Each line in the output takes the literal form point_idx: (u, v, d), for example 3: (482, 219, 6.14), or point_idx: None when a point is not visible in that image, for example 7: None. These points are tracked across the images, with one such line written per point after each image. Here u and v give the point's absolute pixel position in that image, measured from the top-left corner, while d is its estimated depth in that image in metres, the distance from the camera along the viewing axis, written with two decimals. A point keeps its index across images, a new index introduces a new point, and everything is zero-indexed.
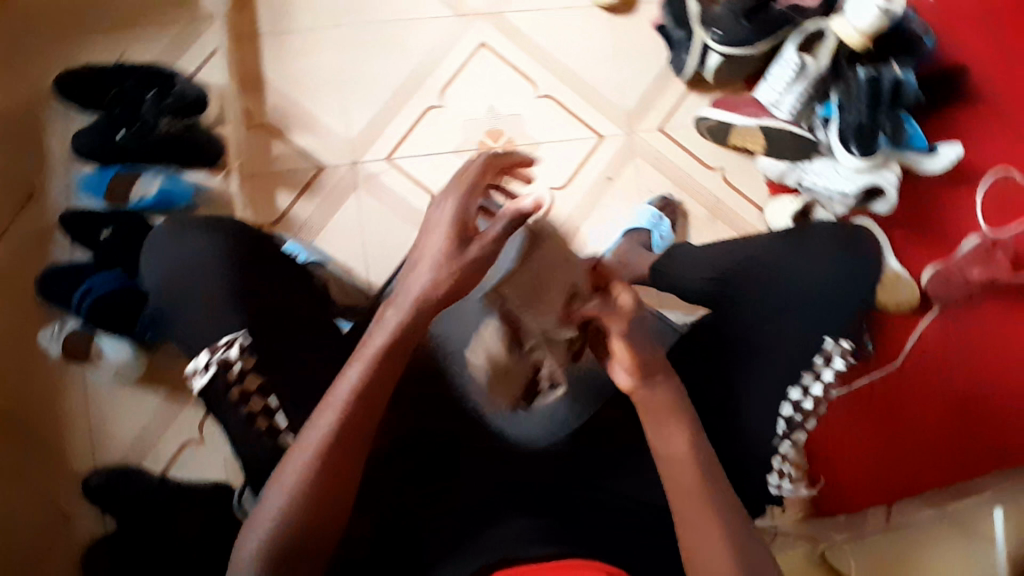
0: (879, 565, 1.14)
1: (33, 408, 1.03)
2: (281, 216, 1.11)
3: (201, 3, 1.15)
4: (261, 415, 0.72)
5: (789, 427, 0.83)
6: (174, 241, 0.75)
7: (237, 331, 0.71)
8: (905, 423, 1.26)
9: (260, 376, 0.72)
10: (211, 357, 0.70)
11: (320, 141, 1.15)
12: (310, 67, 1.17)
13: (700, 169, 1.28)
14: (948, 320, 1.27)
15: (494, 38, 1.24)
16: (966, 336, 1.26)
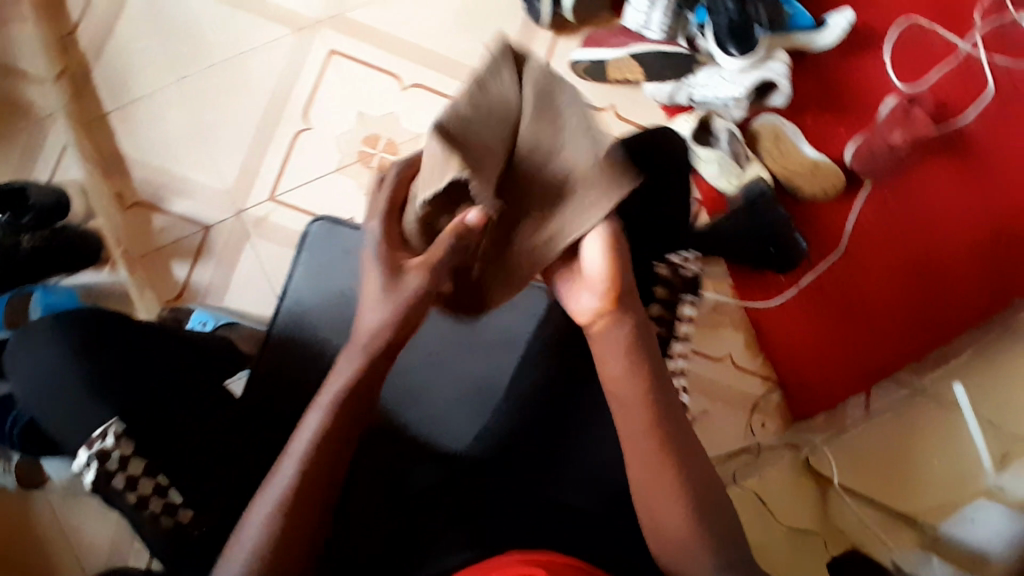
0: (868, 458, 1.10)
1: (8, 542, 1.06)
2: (182, 288, 1.10)
3: (36, 104, 1.13)
4: (154, 497, 0.65)
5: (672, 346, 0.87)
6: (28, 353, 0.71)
7: (109, 421, 0.65)
8: (864, 306, 1.24)
9: (145, 458, 0.66)
10: (86, 452, 0.63)
11: (197, 203, 1.13)
12: (166, 133, 1.14)
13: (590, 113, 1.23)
14: (880, 194, 1.23)
15: (342, 43, 1.19)
16: (902, 204, 1.23)
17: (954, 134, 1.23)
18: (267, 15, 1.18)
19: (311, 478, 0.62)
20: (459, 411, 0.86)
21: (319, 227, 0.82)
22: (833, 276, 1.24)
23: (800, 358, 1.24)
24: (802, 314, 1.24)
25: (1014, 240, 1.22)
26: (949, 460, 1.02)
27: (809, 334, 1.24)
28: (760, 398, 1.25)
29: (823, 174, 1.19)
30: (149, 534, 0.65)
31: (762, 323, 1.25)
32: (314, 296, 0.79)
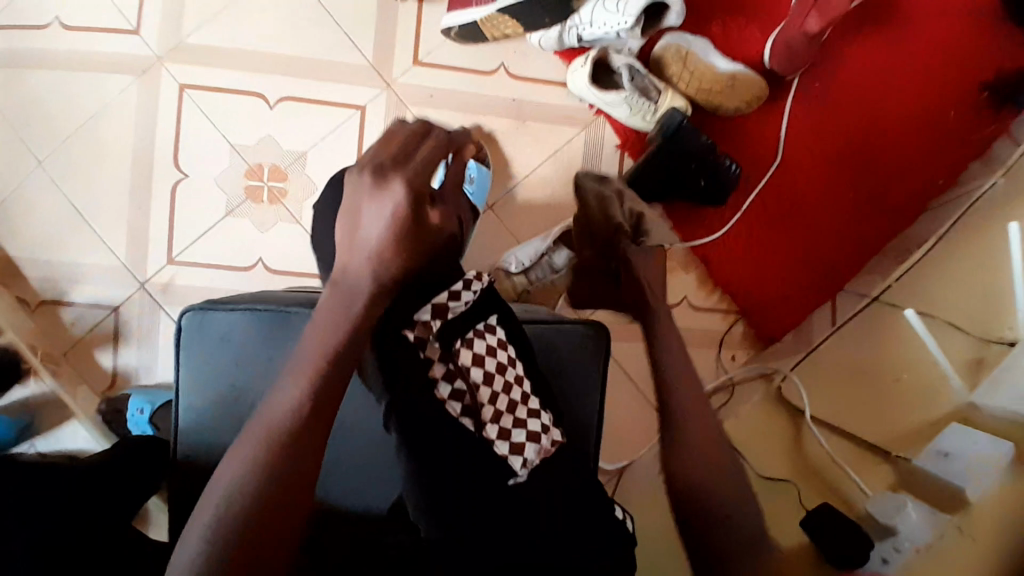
0: (832, 382, 1.05)
1: None
2: (113, 375, 1.09)
3: None
4: None
5: (468, 395, 0.66)
6: None
7: None
8: (811, 211, 1.18)
9: None
10: None
11: (98, 286, 1.09)
12: (44, 222, 1.08)
13: (481, 80, 1.14)
14: (805, 90, 1.17)
15: (192, 73, 1.09)
16: (830, 94, 1.18)
17: (860, 13, 1.18)
18: (107, 66, 1.08)
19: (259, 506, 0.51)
20: (379, 470, 0.75)
21: (189, 320, 0.77)
22: (771, 187, 1.18)
23: (757, 283, 1.18)
24: (751, 237, 1.18)
25: (947, 105, 1.17)
26: (923, 382, 0.92)
27: (763, 256, 1.18)
28: (722, 334, 1.19)
29: (740, 86, 1.10)
30: None
31: (709, 259, 1.18)
32: (201, 388, 0.77)
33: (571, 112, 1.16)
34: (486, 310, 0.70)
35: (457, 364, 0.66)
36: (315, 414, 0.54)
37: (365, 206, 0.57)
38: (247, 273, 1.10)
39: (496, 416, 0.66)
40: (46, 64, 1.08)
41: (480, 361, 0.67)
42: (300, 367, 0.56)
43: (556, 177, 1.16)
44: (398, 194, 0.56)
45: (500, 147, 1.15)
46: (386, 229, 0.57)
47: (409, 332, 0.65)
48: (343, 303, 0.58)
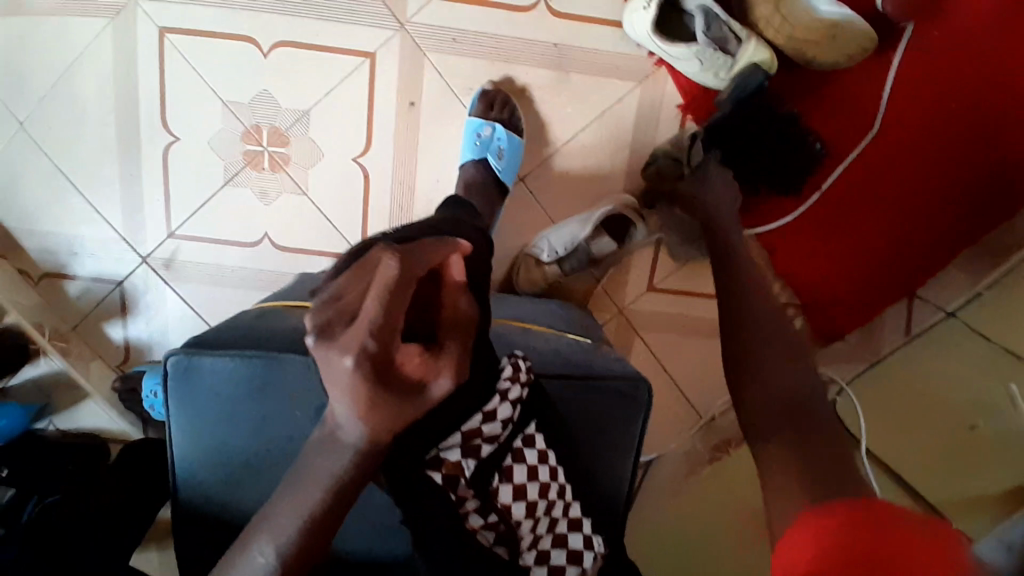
0: (901, 416, 0.91)
1: None
2: (126, 350, 1.05)
3: None
4: None
5: (504, 524, 0.61)
6: None
7: None
8: (911, 193, 0.96)
9: None
10: None
11: (98, 259, 1.01)
12: (31, 189, 0.98)
13: (515, 19, 0.92)
14: (930, 35, 0.89)
15: (169, 13, 0.91)
16: (964, 40, 0.89)
17: None
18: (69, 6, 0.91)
19: None
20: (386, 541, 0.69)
21: (175, 365, 0.69)
22: (870, 158, 0.95)
23: (829, 275, 1.01)
24: (828, 221, 0.98)
25: None
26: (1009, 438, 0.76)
27: (841, 244, 0.99)
28: None
29: (846, 37, 0.83)
30: None
31: (778, 245, 1.00)
32: (193, 428, 0.71)
33: (626, 60, 0.93)
34: (526, 420, 0.64)
35: (492, 498, 0.61)
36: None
37: (321, 373, 0.44)
38: (252, 248, 1.01)
39: (535, 541, 0.63)
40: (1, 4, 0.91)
41: (520, 488, 0.61)
42: (276, 528, 0.49)
43: (603, 144, 0.97)
44: (354, 357, 0.42)
45: (536, 106, 0.95)
46: (355, 396, 0.44)
47: (434, 473, 0.58)
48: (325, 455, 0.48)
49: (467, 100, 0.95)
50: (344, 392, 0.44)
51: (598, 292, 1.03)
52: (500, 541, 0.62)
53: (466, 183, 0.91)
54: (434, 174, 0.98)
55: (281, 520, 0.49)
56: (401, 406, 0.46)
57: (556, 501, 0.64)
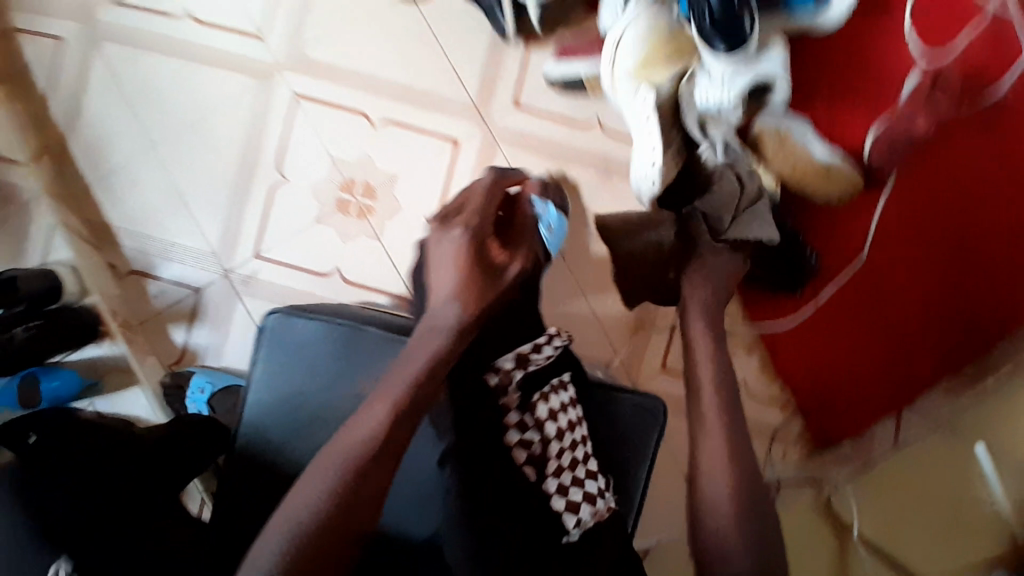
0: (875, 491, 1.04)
1: None
2: (183, 351, 1.15)
3: (13, 189, 1.14)
4: None
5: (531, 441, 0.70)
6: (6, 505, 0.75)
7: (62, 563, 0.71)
8: (894, 315, 1.10)
9: None
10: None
11: (185, 265, 1.16)
12: (147, 200, 1.16)
13: (574, 131, 1.16)
14: (907, 187, 1.09)
15: (308, 86, 1.16)
16: (938, 194, 1.08)
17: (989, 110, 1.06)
18: (229, 67, 1.16)
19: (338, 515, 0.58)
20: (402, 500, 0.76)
21: (276, 321, 0.81)
22: (861, 279, 1.11)
23: (826, 383, 1.13)
24: (823, 332, 1.12)
25: None
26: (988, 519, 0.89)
27: (833, 352, 1.12)
28: (778, 426, 1.16)
29: (838, 177, 1.05)
30: None
31: (778, 347, 1.15)
32: (280, 394, 0.80)
33: None
34: (563, 368, 0.76)
35: (531, 411, 0.71)
36: (355, 504, 0.60)
37: (438, 256, 0.77)
38: (323, 278, 1.15)
39: (558, 469, 0.70)
40: (175, 57, 1.16)
41: (553, 413, 0.72)
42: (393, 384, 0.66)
43: None
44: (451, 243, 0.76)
45: (582, 198, 1.16)
46: (451, 277, 0.74)
47: (491, 376, 0.72)
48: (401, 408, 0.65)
49: None
50: (454, 267, 0.74)
51: (617, 365, 1.15)
52: (524, 458, 0.70)
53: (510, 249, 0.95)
54: None
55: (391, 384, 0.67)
56: (493, 286, 0.75)
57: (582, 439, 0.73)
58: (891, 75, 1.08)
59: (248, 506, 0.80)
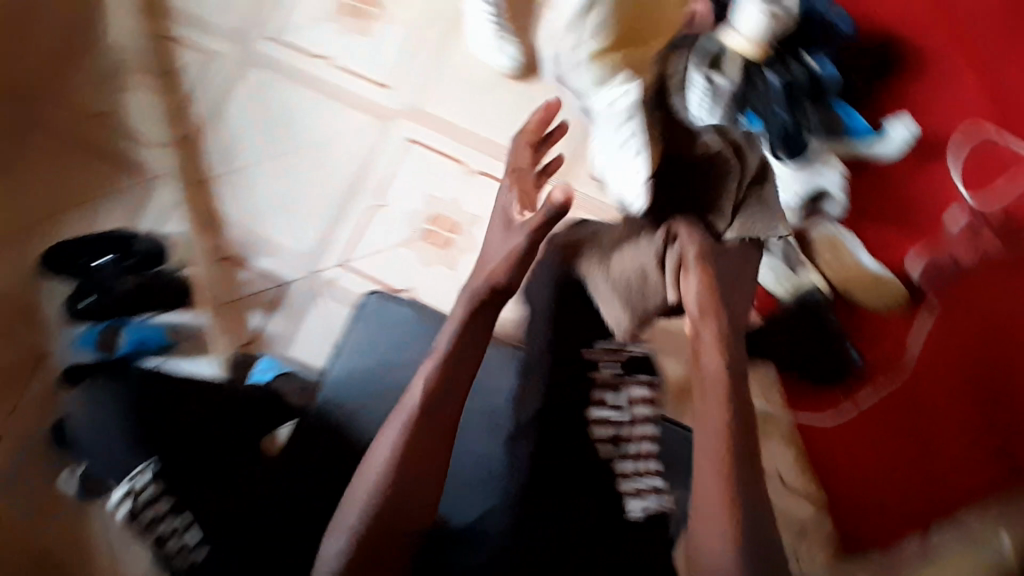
0: None
1: (52, 552, 1.15)
2: (254, 335, 1.23)
3: (150, 167, 1.30)
4: (173, 534, 0.89)
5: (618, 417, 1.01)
6: (96, 406, 0.91)
7: (147, 462, 0.89)
8: (930, 427, 1.12)
9: (171, 498, 0.89)
10: (122, 494, 0.88)
11: (277, 260, 1.27)
12: (258, 198, 1.30)
13: None
14: (949, 310, 1.16)
15: (419, 132, 1.32)
16: (978, 321, 1.15)
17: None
18: (356, 104, 1.34)
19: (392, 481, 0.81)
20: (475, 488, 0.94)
21: (371, 301, 1.00)
22: (904, 391, 1.14)
23: (856, 483, 1.13)
24: (861, 433, 1.14)
25: None
26: None
27: (868, 455, 1.13)
28: (805, 522, 1.13)
29: (885, 288, 1.14)
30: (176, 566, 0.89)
31: (815, 441, 1.15)
32: (358, 366, 0.96)
33: None
34: (642, 370, 1.07)
35: (622, 392, 1.04)
36: (406, 471, 0.82)
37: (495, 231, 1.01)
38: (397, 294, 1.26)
39: (632, 443, 0.99)
40: (313, 87, 1.35)
41: (635, 397, 1.04)
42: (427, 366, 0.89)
43: None
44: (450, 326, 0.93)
45: None
46: (451, 332, 0.91)
47: (586, 355, 1.04)
48: (418, 415, 0.85)
49: None
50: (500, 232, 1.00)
51: None
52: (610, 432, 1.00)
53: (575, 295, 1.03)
54: None
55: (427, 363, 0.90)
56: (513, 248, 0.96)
57: (649, 437, 1.01)
58: (937, 209, 1.20)
59: (305, 463, 0.91)
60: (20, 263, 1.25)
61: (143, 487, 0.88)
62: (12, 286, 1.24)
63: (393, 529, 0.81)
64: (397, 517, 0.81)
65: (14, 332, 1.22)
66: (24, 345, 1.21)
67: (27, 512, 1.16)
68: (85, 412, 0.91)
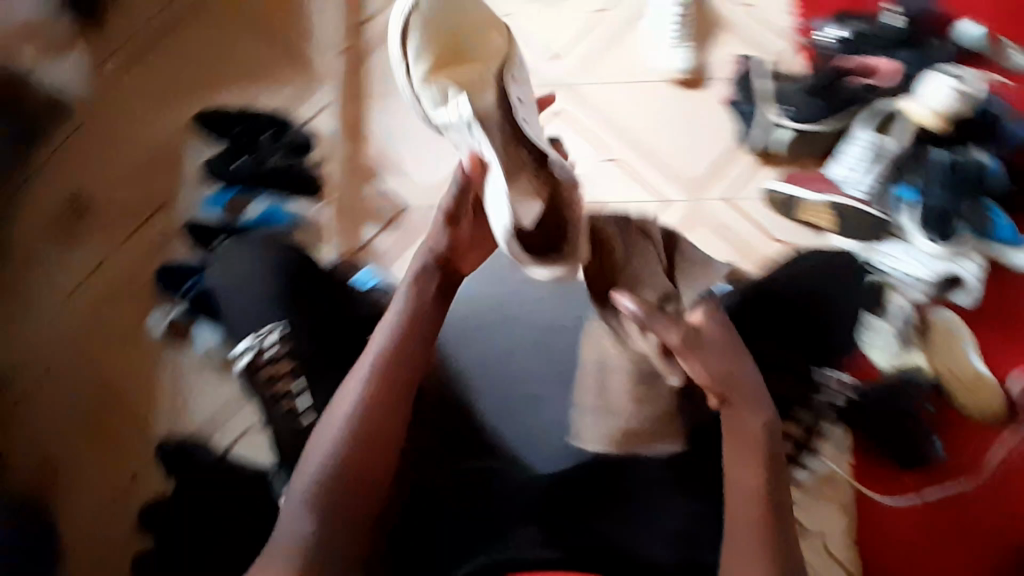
0: None
1: (121, 384, 1.19)
2: (363, 246, 1.26)
3: (318, 66, 1.36)
4: (285, 397, 0.93)
5: None
6: (231, 258, 0.98)
7: (277, 323, 0.93)
8: (991, 546, 1.08)
9: (290, 363, 0.92)
10: (251, 343, 0.92)
11: (403, 183, 1.29)
12: (404, 121, 1.33)
13: (764, 239, 1.19)
14: None
15: (569, 107, 1.28)
16: None
17: None
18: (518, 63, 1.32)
19: (353, 436, 0.74)
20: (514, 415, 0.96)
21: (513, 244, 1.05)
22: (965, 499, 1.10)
23: None
24: (915, 527, 1.10)
25: None
26: None
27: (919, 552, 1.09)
28: None
29: (986, 391, 1.11)
30: (280, 425, 0.94)
31: (868, 520, 1.11)
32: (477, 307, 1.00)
33: None
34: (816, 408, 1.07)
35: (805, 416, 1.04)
36: (368, 429, 0.74)
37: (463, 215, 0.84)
38: None
39: None
40: None
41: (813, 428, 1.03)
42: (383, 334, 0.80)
43: None
44: (405, 297, 0.83)
45: None
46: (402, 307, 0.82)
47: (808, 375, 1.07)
48: (381, 380, 0.77)
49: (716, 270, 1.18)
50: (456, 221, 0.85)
51: None
52: None
53: None
54: None
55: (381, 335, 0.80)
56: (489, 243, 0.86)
57: None
58: None
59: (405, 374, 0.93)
60: (177, 114, 1.31)
61: (268, 346, 0.92)
62: (163, 132, 1.30)
63: (354, 494, 0.73)
64: (356, 481, 0.73)
65: (151, 174, 1.28)
66: (155, 188, 1.27)
67: (110, 340, 1.21)
68: (218, 266, 0.99)
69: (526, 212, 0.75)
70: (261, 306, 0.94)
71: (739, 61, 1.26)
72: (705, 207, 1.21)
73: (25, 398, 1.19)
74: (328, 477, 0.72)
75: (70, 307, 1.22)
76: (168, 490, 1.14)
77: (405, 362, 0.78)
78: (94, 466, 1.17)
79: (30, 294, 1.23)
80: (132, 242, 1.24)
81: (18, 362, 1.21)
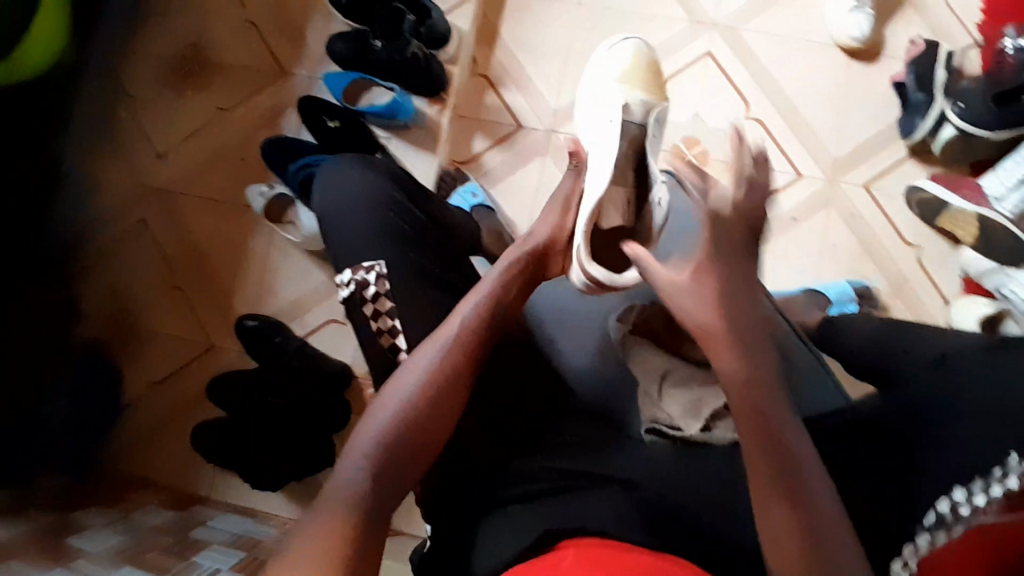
0: None
1: (213, 252, 1.17)
2: (473, 159, 1.21)
3: None
4: (384, 334, 0.78)
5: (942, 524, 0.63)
6: (351, 165, 0.88)
7: (377, 261, 0.80)
8: None
9: (390, 302, 0.78)
10: (351, 275, 0.80)
11: (527, 101, 1.21)
12: (542, 35, 1.22)
13: (897, 244, 1.18)
14: None
15: (721, 51, 1.20)
16: None
17: None
18: None
19: (438, 386, 0.67)
20: (579, 336, 0.85)
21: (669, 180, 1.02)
22: None
23: None
24: None
25: None
26: None
27: None
28: None
29: None
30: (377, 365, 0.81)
31: None
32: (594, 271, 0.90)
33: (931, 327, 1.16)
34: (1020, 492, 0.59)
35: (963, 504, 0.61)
36: (450, 384, 0.67)
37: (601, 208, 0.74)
38: None
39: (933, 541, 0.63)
40: None
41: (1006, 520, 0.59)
42: (479, 291, 0.73)
43: None
44: (496, 273, 0.75)
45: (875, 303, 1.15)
46: (505, 268, 0.76)
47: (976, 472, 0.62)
48: (463, 350, 0.69)
49: (831, 257, 1.17)
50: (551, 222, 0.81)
51: None
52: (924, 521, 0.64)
53: (818, 306, 1.05)
54: (774, 264, 1.17)
55: (478, 290, 0.74)
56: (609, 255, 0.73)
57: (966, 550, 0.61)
58: None
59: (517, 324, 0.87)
60: None
61: (370, 282, 0.79)
62: None
63: (427, 450, 0.66)
64: (432, 440, 0.66)
65: (272, 37, 1.20)
66: (272, 54, 1.20)
67: (207, 203, 1.18)
68: (331, 173, 0.88)
69: (615, 209, 0.73)
70: (367, 219, 0.83)
71: (917, 43, 1.17)
72: (841, 191, 1.18)
73: (113, 246, 1.17)
74: (403, 427, 0.64)
75: (168, 163, 1.19)
76: (248, 366, 1.14)
77: (495, 324, 0.72)
78: (170, 326, 1.15)
79: (132, 141, 1.19)
80: (242, 107, 1.19)
81: (110, 208, 1.18)
